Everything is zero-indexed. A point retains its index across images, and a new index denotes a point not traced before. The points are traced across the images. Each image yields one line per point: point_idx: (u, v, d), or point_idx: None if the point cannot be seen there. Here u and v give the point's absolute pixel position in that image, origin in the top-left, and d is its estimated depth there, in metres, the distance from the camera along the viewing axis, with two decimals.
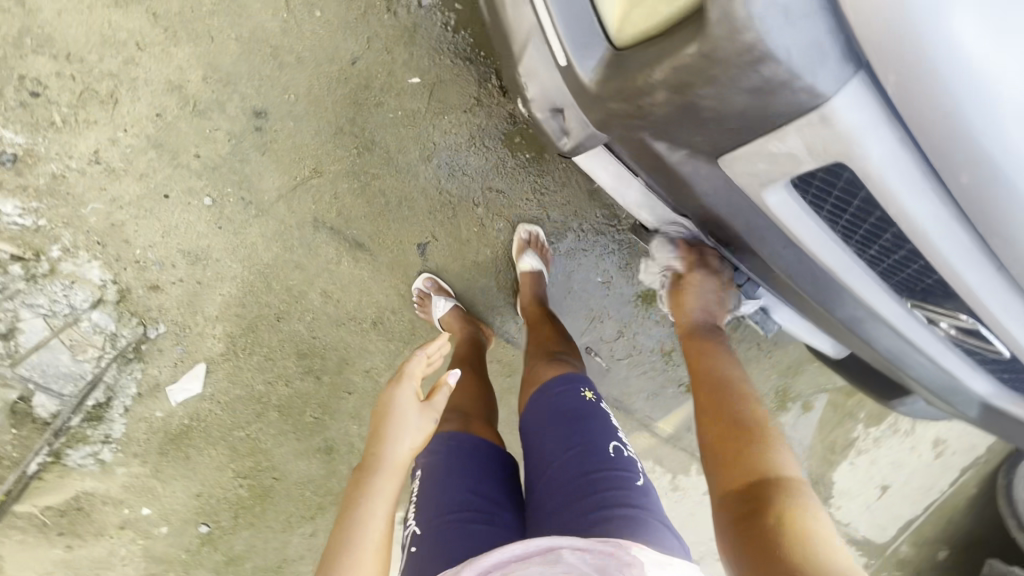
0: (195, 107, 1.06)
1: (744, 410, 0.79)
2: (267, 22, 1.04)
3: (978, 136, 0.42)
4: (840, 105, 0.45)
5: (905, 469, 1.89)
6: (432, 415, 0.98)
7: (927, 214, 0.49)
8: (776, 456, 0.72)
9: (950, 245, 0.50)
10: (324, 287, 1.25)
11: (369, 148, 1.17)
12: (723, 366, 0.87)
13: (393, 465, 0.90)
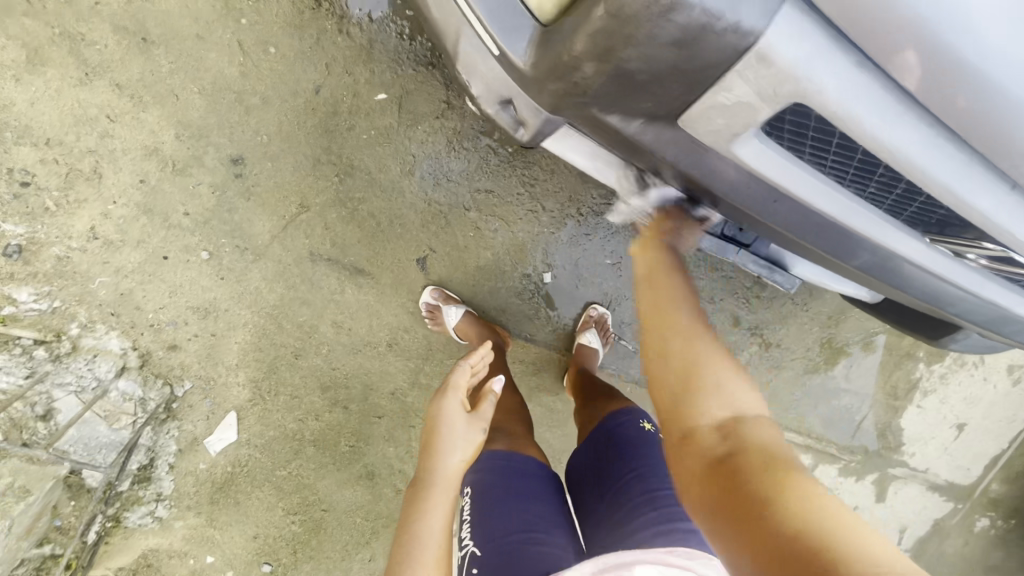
0: (175, 166, 1.07)
1: (701, 348, 0.72)
2: (226, 70, 1.04)
3: (947, 42, 0.39)
4: (788, 43, 0.41)
5: (980, 402, 1.75)
6: (480, 426, 1.03)
7: (912, 137, 0.45)
8: (738, 394, 0.67)
9: (941, 167, 0.47)
10: (334, 318, 1.26)
11: (350, 173, 1.16)
12: (673, 296, 0.79)
13: (446, 478, 0.95)
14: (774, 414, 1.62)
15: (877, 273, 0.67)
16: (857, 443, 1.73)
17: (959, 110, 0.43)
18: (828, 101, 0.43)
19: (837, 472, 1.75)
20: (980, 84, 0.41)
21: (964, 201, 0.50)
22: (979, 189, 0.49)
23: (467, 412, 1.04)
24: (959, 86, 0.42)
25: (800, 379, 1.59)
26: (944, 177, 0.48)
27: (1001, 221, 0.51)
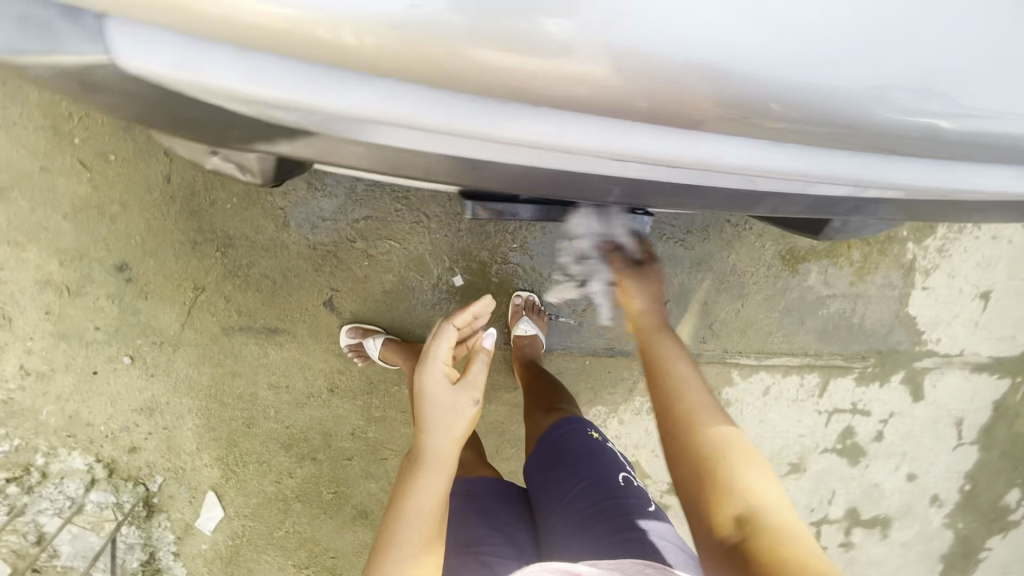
0: (70, 291, 1.14)
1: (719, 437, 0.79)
2: (78, 189, 1.10)
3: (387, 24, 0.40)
4: (198, 62, 0.42)
5: (995, 264, 1.54)
6: (471, 396, 0.94)
7: (456, 112, 0.46)
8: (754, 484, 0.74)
9: (461, 117, 0.46)
10: (269, 380, 1.29)
11: (229, 244, 1.19)
12: (682, 380, 0.88)
13: (433, 460, 0.91)
14: (757, 343, 1.51)
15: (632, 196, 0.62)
16: (868, 346, 1.58)
17: (412, 56, 0.42)
18: (287, 96, 0.44)
19: (853, 383, 1.61)
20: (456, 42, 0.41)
21: (575, 144, 0.49)
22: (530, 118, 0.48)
23: (453, 382, 0.94)
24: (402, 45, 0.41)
25: (772, 299, 1.47)
26: (476, 126, 0.47)
27: (591, 144, 0.49)
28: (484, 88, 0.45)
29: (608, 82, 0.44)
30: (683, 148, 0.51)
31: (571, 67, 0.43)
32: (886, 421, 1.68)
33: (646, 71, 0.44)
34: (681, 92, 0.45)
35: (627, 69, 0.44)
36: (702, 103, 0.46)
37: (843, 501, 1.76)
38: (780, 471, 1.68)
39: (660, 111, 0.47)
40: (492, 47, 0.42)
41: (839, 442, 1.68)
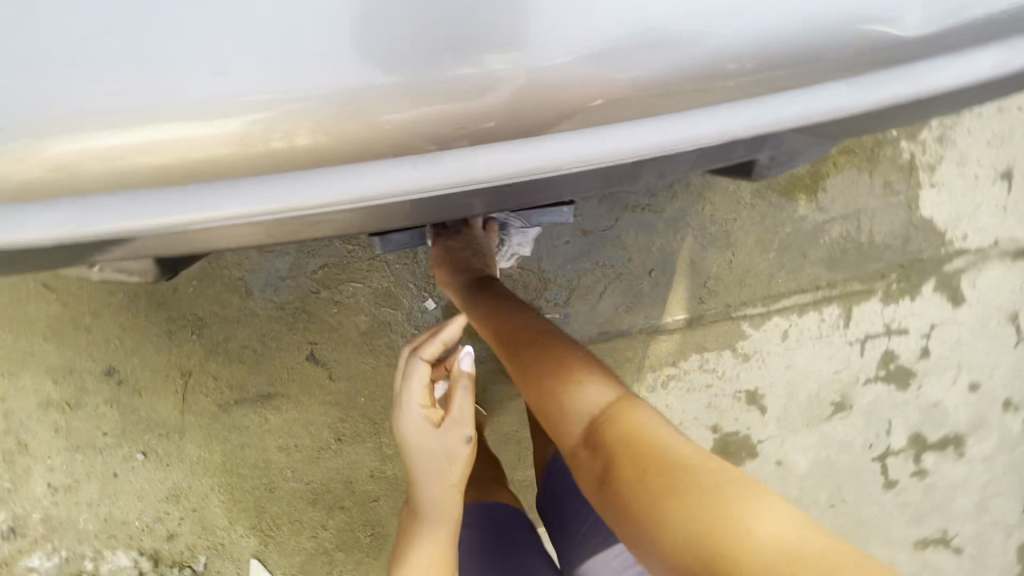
0: (71, 405, 1.19)
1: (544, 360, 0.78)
2: (51, 310, 1.15)
3: (359, 109, 0.51)
4: (98, 212, 0.50)
5: (1001, 141, 1.40)
6: (461, 435, 0.91)
7: (416, 167, 0.53)
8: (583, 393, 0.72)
9: (336, 186, 0.52)
10: (277, 443, 1.32)
11: (202, 325, 1.21)
12: (517, 319, 0.88)
13: (431, 506, 0.92)
14: (761, 288, 1.42)
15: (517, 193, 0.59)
16: (886, 262, 1.45)
17: (320, 139, 0.52)
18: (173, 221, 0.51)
19: (880, 304, 1.49)
20: (410, 108, 0.52)
21: (535, 154, 0.53)
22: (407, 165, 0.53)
23: (436, 427, 0.91)
24: (343, 122, 0.51)
25: (764, 239, 1.38)
26: (354, 189, 0.52)
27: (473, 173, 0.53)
28: (415, 138, 0.53)
29: (523, 106, 0.53)
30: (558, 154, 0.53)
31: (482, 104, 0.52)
32: (929, 336, 1.54)
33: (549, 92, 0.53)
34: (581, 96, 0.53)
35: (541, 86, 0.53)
36: (608, 98, 0.54)
37: (903, 429, 1.63)
38: (824, 412, 1.57)
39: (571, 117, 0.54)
40: (423, 100, 0.52)
41: (882, 369, 1.56)
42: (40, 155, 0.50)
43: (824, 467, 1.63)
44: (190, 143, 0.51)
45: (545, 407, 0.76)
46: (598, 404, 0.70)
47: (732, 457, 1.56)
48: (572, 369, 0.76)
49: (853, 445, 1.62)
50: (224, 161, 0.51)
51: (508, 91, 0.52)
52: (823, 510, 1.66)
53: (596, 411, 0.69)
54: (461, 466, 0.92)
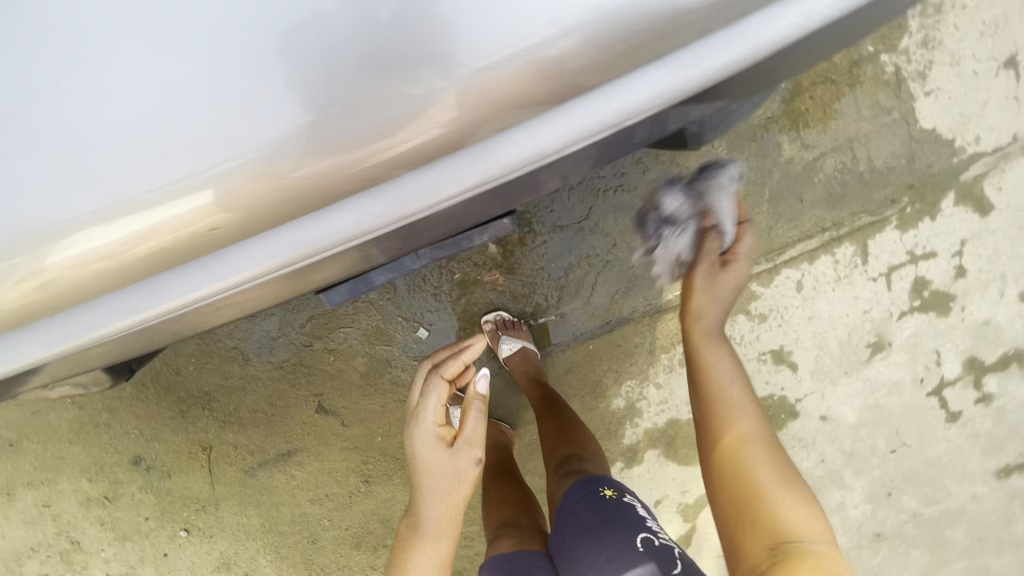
0: (109, 497, 1.25)
1: (752, 449, 0.85)
2: (70, 415, 1.20)
3: (268, 175, 0.63)
4: (57, 330, 0.61)
5: (993, 29, 1.28)
6: (471, 456, 0.92)
7: (309, 230, 0.58)
8: (790, 507, 0.79)
9: (243, 259, 0.59)
10: (309, 495, 1.34)
11: (210, 399, 1.24)
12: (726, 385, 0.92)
13: (432, 523, 0.90)
14: (761, 242, 1.33)
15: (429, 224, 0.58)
16: (894, 186, 1.33)
17: (241, 210, 0.64)
18: (143, 316, 0.61)
19: (898, 232, 1.37)
20: (309, 167, 0.63)
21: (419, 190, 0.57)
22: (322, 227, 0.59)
23: (446, 446, 0.91)
24: (264, 189, 0.63)
25: (753, 193, 1.30)
26: (279, 255, 0.58)
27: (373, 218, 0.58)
28: (322, 190, 0.64)
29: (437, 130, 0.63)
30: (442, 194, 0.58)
31: (403, 135, 0.63)
32: (962, 253, 1.42)
33: (454, 110, 0.63)
34: (481, 104, 0.62)
35: (451, 103, 0.62)
36: (476, 108, 0.63)
37: (955, 357, 1.50)
38: (862, 356, 1.47)
39: (472, 127, 0.63)
40: (322, 157, 0.63)
41: (916, 300, 1.44)
42: (31, 279, 0.65)
43: (875, 413, 1.52)
44: (142, 237, 0.65)
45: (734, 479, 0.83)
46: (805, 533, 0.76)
47: (770, 421, 1.48)
48: (788, 481, 0.82)
49: (902, 385, 1.50)
50: (180, 242, 0.65)
51: (418, 122, 0.63)
52: (882, 456, 1.56)
53: (797, 531, 0.76)
54: (466, 488, 0.91)
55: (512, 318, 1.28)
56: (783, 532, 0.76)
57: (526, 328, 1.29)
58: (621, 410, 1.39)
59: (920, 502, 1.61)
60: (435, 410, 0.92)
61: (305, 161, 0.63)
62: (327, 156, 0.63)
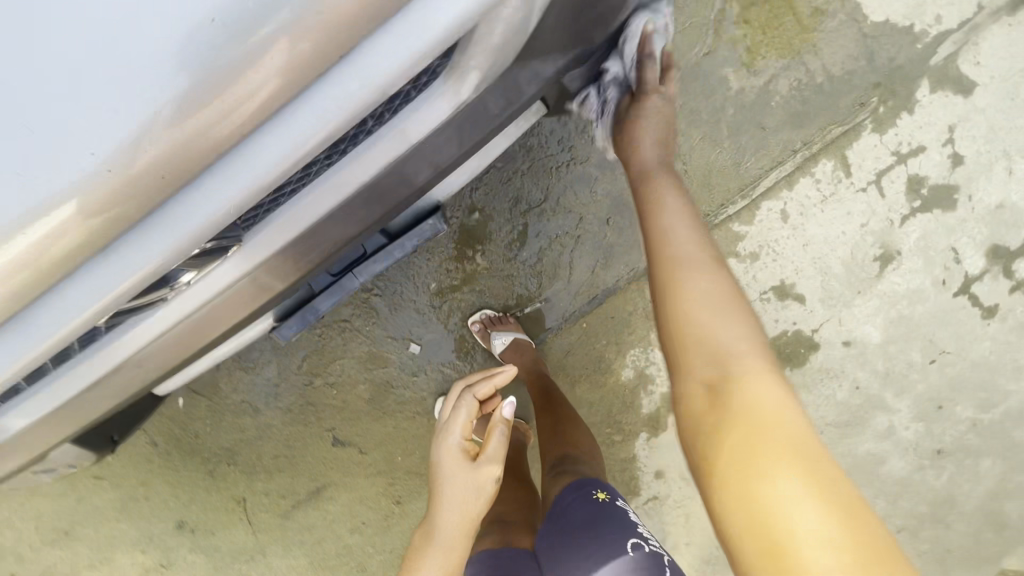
0: (164, 564, 1.32)
1: (697, 287, 0.73)
2: (111, 494, 1.28)
3: (36, 217, 0.41)
4: None
5: None
6: (491, 472, 0.84)
7: (134, 259, 0.45)
8: (738, 346, 0.69)
9: (64, 308, 0.46)
10: (346, 527, 1.36)
11: (232, 454, 1.30)
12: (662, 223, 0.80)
13: (444, 539, 0.80)
14: (732, 180, 1.28)
15: (333, 250, 0.59)
16: (859, 89, 1.26)
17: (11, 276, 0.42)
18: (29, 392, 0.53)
19: (876, 134, 1.30)
20: (90, 186, 0.41)
21: (250, 171, 0.44)
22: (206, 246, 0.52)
23: (469, 458, 0.84)
24: (37, 235, 0.41)
25: (711, 132, 1.25)
26: (123, 278, 0.45)
27: (231, 201, 0.45)
28: (128, 217, 0.43)
29: (276, 86, 0.42)
30: (336, 193, 0.50)
31: (234, 95, 0.41)
32: (953, 140, 1.32)
33: (295, 47, 0.40)
34: (338, 23, 0.40)
35: (265, 53, 0.40)
36: (314, 47, 0.41)
37: (976, 250, 1.40)
38: (872, 272, 1.38)
39: (306, 72, 0.42)
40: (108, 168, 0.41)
41: (916, 200, 1.35)
42: None
43: (904, 327, 1.43)
44: None
45: (679, 322, 0.72)
46: (761, 377, 0.67)
47: (790, 359, 1.42)
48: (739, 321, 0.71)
49: (924, 292, 1.41)
50: None
51: (251, 72, 0.40)
52: (922, 370, 1.47)
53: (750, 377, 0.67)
54: (483, 506, 0.83)
55: (499, 314, 1.27)
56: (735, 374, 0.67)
57: (514, 321, 1.28)
58: (630, 381, 1.37)
59: (975, 410, 1.50)
60: (463, 420, 0.86)
61: (134, 155, 0.41)
62: (154, 141, 0.41)
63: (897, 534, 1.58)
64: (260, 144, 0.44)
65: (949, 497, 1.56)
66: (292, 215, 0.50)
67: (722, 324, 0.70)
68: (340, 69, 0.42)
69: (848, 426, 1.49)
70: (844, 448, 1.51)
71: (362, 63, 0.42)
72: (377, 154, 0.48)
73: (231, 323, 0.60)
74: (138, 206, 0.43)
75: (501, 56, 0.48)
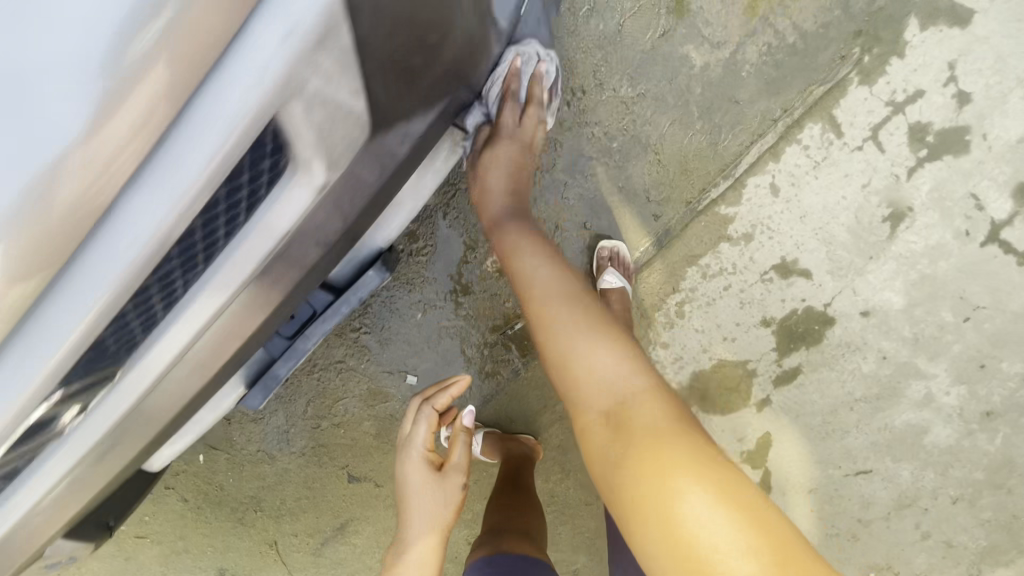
0: None
1: (567, 321, 0.85)
2: (154, 549, 1.36)
3: None
4: None
5: None
6: (456, 481, 0.96)
7: (43, 349, 0.46)
8: (610, 372, 0.81)
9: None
10: (375, 558, 1.39)
11: (257, 500, 1.35)
12: (526, 268, 0.91)
13: (419, 539, 0.94)
14: (711, 162, 1.20)
15: (260, 318, 0.61)
16: (838, 42, 1.16)
17: None
18: (19, 477, 0.61)
19: (865, 86, 1.18)
20: None
21: (124, 249, 0.44)
22: (115, 347, 0.53)
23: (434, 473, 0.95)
24: None
25: (680, 116, 1.18)
26: (37, 368, 0.47)
27: (120, 269, 0.45)
28: (21, 311, 0.44)
29: (118, 164, 0.42)
30: (203, 307, 0.52)
31: (79, 177, 0.41)
32: (956, 78, 1.19)
33: (192, 23, 0.40)
34: (163, 88, 0.41)
35: (101, 131, 0.40)
36: (152, 112, 0.41)
37: (1001, 193, 1.26)
38: (883, 234, 1.28)
39: (151, 139, 0.42)
40: None
41: (922, 150, 1.23)
42: None
43: (928, 288, 1.32)
44: None
45: (561, 367, 0.84)
46: (633, 392, 0.80)
47: (805, 338, 1.34)
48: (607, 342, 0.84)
49: (946, 246, 1.29)
50: None
51: (88, 153, 0.40)
52: (956, 330, 1.35)
53: (624, 394, 0.80)
54: (453, 514, 0.96)
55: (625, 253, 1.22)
56: (613, 398, 0.80)
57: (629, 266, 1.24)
58: None
59: None
60: (426, 436, 0.96)
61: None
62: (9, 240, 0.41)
63: (954, 505, 1.47)
64: (188, 134, 0.43)
65: (1008, 459, 1.44)
66: (168, 327, 0.53)
67: (593, 355, 0.83)
68: (185, 132, 0.43)
69: (881, 399, 1.39)
70: (880, 422, 1.41)
71: (238, 72, 0.42)
72: (259, 234, 0.51)
73: (186, 395, 0.65)
74: (20, 300, 0.44)
75: (335, 141, 0.51)
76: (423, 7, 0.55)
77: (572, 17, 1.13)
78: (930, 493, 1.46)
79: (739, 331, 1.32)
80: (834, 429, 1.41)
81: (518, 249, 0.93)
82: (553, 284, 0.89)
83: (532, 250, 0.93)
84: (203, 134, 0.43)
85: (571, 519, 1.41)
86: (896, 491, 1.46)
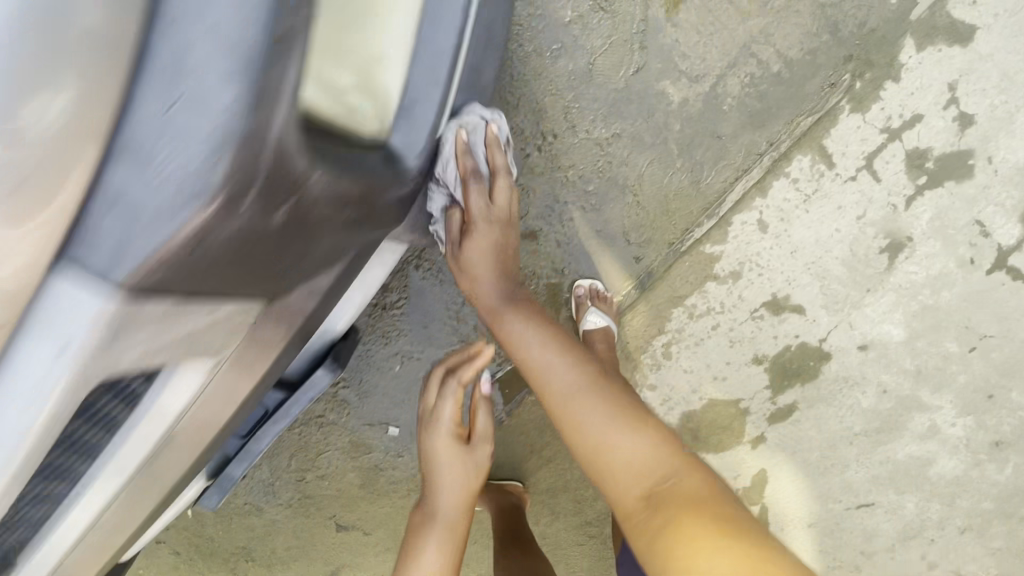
0: None
1: (592, 402, 0.86)
2: None
3: None
4: None
5: None
6: (484, 446, 0.97)
7: None
8: (641, 451, 0.82)
9: None
10: None
11: (247, 550, 1.36)
12: (533, 349, 0.90)
13: (445, 516, 0.94)
14: (694, 201, 1.14)
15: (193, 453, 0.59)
16: (826, 69, 1.08)
17: None
18: None
19: (858, 114, 1.11)
20: None
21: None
22: (28, 511, 0.50)
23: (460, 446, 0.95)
24: None
25: (659, 155, 1.11)
26: None
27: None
28: None
29: None
30: (122, 456, 0.51)
31: None
32: (957, 99, 1.11)
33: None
34: None
35: None
36: None
37: (1008, 218, 1.18)
38: (881, 265, 1.21)
39: None
40: None
41: (921, 177, 1.15)
42: None
43: (931, 319, 1.25)
44: None
45: (592, 449, 0.85)
46: (669, 469, 0.81)
47: (800, 374, 1.28)
48: (636, 419, 0.85)
49: (949, 276, 1.22)
50: None
51: None
52: (962, 360, 1.29)
53: (661, 470, 0.81)
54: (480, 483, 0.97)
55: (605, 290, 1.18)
56: (648, 479, 0.80)
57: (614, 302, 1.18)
58: None
59: None
60: (451, 411, 0.95)
61: None
62: None
63: (962, 535, 1.42)
64: (38, 333, 0.35)
65: (1019, 488, 1.38)
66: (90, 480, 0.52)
67: (621, 437, 0.83)
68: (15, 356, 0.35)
69: (882, 432, 1.34)
70: (882, 455, 1.36)
71: (65, 294, 0.34)
72: (164, 397, 0.48)
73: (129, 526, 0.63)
74: None
75: (224, 326, 0.46)
76: (272, 220, 0.42)
77: (539, 57, 1.06)
78: (936, 524, 1.41)
79: (730, 370, 1.27)
80: (833, 463, 1.36)
81: (516, 336, 0.92)
82: (571, 363, 0.89)
83: (538, 331, 0.92)
84: (79, 282, 0.34)
85: (564, 561, 1.39)
86: (900, 522, 1.41)
